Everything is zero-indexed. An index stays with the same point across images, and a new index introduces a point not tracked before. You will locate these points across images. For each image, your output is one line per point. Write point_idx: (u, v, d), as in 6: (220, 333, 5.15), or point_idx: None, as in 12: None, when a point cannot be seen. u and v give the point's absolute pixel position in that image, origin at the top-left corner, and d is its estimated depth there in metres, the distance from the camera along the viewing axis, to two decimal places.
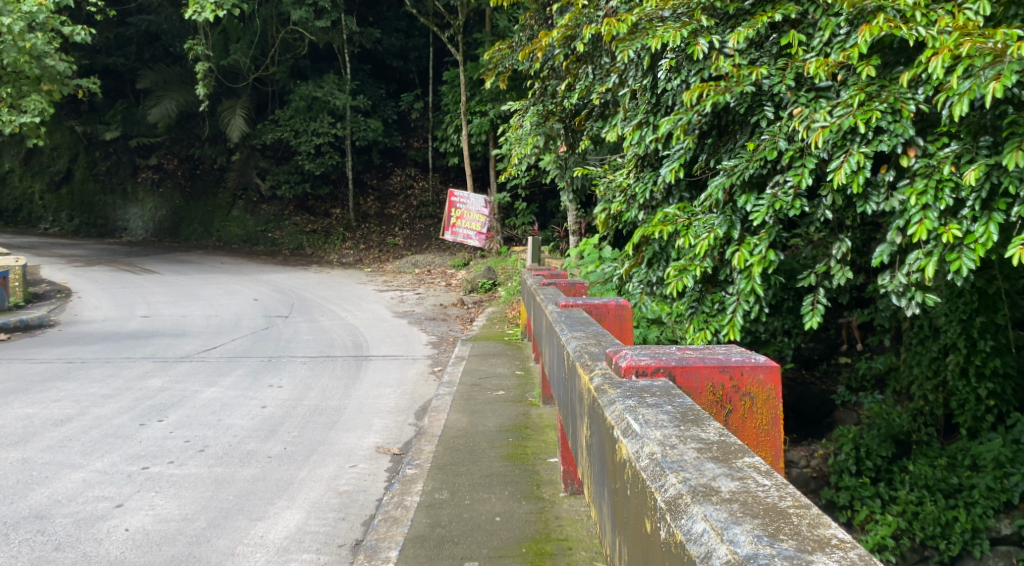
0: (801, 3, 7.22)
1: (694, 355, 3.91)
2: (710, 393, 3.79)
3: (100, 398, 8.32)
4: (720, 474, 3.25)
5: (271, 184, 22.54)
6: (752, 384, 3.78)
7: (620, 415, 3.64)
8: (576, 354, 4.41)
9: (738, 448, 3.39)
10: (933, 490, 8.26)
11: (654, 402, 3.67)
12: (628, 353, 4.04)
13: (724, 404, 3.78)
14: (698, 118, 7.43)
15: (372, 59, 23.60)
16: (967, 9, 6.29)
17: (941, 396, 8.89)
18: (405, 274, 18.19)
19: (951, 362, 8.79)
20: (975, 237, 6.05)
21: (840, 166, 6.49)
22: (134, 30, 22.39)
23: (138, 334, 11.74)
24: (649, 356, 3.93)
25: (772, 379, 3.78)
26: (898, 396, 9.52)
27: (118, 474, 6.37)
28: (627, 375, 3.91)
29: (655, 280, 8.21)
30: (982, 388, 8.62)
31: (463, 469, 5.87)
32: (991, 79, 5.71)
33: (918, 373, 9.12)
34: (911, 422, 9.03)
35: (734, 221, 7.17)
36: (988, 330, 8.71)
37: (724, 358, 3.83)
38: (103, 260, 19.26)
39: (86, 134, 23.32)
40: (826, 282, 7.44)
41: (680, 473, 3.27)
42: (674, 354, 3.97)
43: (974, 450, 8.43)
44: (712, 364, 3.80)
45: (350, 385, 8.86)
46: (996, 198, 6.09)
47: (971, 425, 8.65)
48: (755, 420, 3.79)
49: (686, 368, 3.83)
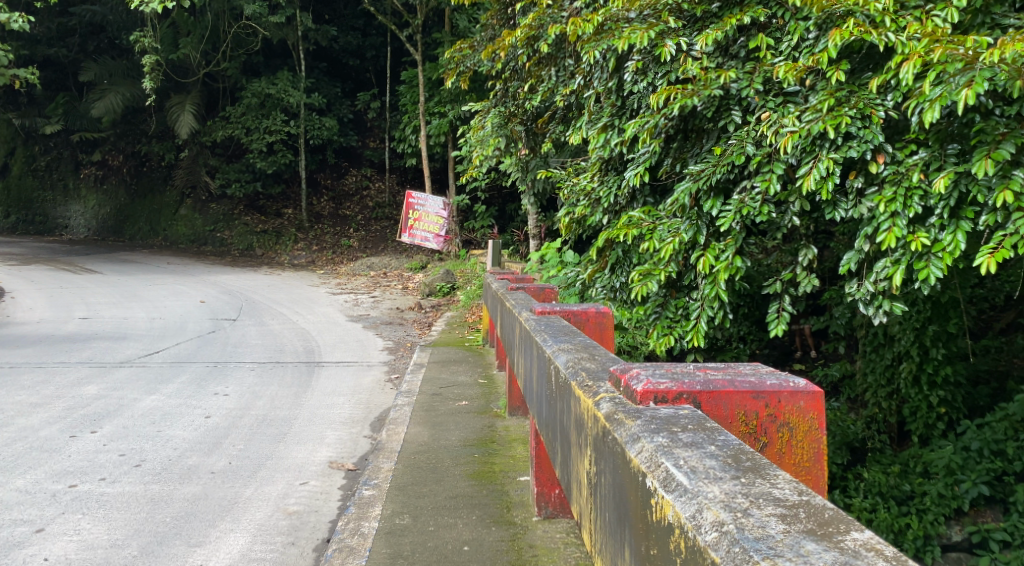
0: (769, 6, 6.87)
1: (720, 378, 3.53)
2: (742, 423, 3.45)
3: (27, 407, 7.80)
4: (835, 562, 2.75)
5: (220, 182, 21.92)
6: (792, 412, 3.44)
7: (653, 457, 3.19)
8: (571, 371, 4.03)
9: (834, 517, 2.91)
10: (887, 497, 7.89)
11: (692, 441, 3.22)
12: (641, 374, 3.62)
13: (758, 435, 3.44)
14: (665, 122, 7.03)
15: (328, 56, 23.12)
16: (935, 16, 5.99)
17: (894, 404, 8.62)
18: (360, 276, 17.71)
19: (904, 371, 8.48)
20: (942, 246, 5.75)
21: (809, 172, 6.17)
22: (77, 21, 21.76)
23: (76, 337, 11.20)
24: (668, 379, 3.52)
25: (814, 407, 3.45)
26: (853, 403, 9.23)
27: (41, 494, 5.89)
28: (644, 401, 3.49)
29: (618, 285, 7.91)
30: (933, 396, 8.38)
31: (425, 490, 5.46)
32: (963, 86, 5.41)
33: (871, 381, 8.78)
34: (864, 429, 8.71)
35: (700, 226, 6.83)
36: (941, 339, 8.43)
37: (758, 382, 3.49)
38: (40, 259, 18.56)
39: (24, 126, 22.39)
40: (791, 289, 7.10)
41: (776, 560, 2.76)
42: (695, 375, 3.57)
43: (925, 457, 8.14)
44: (744, 389, 3.45)
45: (301, 393, 8.41)
46: (964, 207, 5.81)
47: (923, 432, 8.42)
48: (795, 454, 3.46)
49: (715, 394, 3.45)
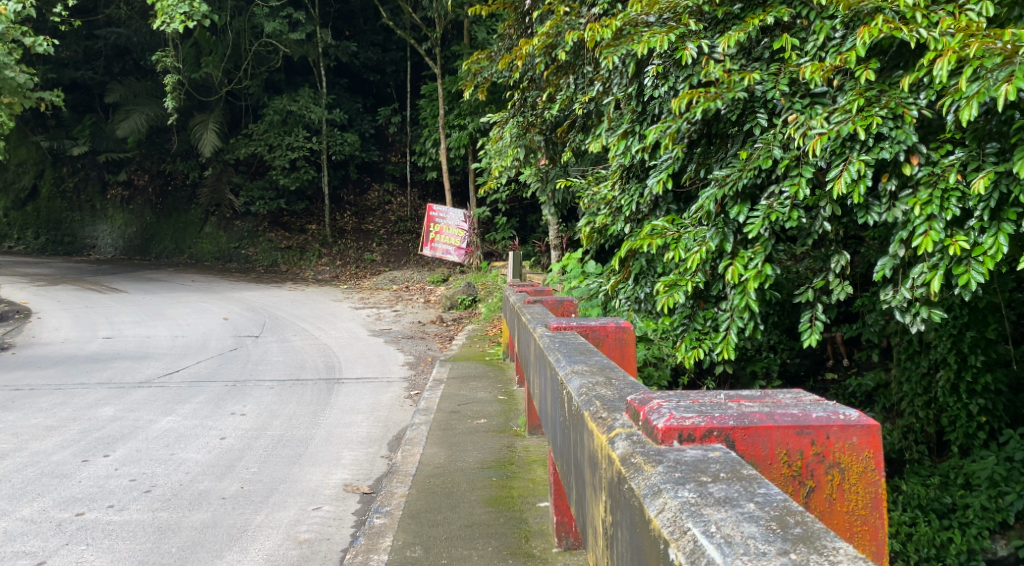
0: (793, 5, 6.58)
1: (756, 411, 3.29)
2: (784, 464, 3.23)
3: (42, 431, 7.61)
4: None
5: (244, 200, 21.83)
6: (843, 450, 3.22)
7: (679, 522, 2.96)
8: (584, 400, 3.77)
9: None
10: (927, 510, 7.61)
11: (728, 500, 2.99)
12: (662, 406, 3.37)
13: (803, 479, 3.23)
14: (688, 125, 6.74)
15: (348, 72, 22.99)
16: (969, 9, 5.65)
17: (932, 413, 8.24)
18: (382, 290, 17.53)
19: (941, 378, 8.12)
20: (982, 250, 5.45)
21: (839, 174, 5.86)
22: (102, 43, 21.80)
23: (98, 357, 11.00)
24: (694, 414, 3.27)
25: (868, 444, 3.22)
26: (888, 413, 8.87)
27: (47, 523, 5.69)
28: (667, 439, 3.24)
29: (643, 296, 7.56)
30: (973, 404, 8.02)
31: (439, 519, 5.20)
32: (1002, 81, 5.11)
33: (908, 390, 8.46)
34: (901, 439, 8.44)
35: (727, 233, 6.50)
36: (980, 345, 8.05)
37: (801, 416, 3.26)
38: (67, 279, 18.52)
39: (52, 148, 22.37)
40: (824, 297, 6.76)
41: None
42: (727, 407, 3.33)
43: (966, 468, 7.78)
44: (786, 425, 3.23)
45: (320, 411, 8.19)
46: (1006, 207, 5.48)
47: (963, 442, 8.08)
48: (847, 501, 3.25)
49: (751, 431, 3.22)
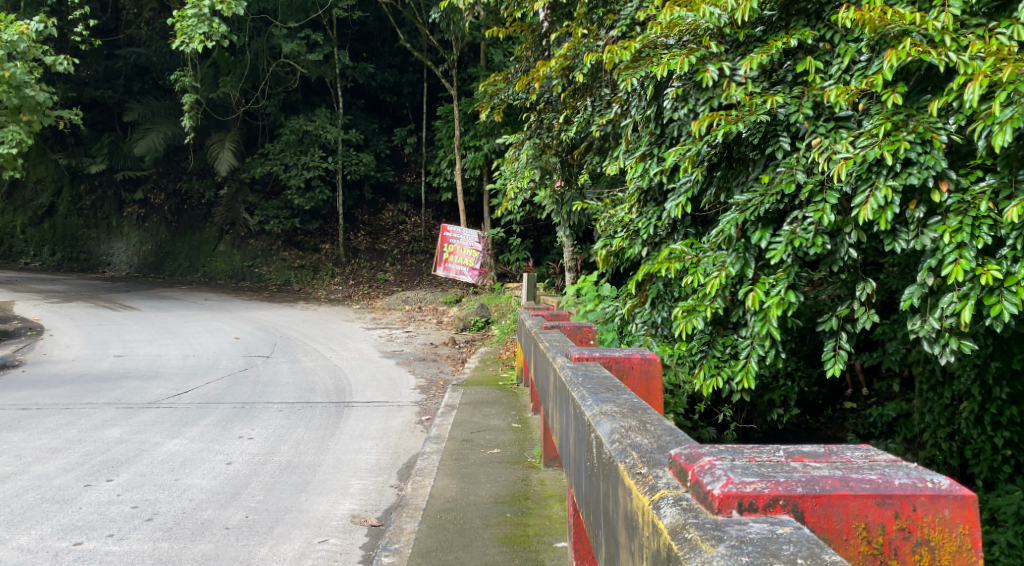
0: (817, 27, 6.34)
1: (829, 477, 3.11)
2: (863, 541, 3.06)
3: (45, 453, 7.41)
4: None
5: (259, 219, 21.74)
6: (932, 525, 3.05)
7: None
8: (618, 450, 3.54)
9: None
10: None
11: None
12: (715, 466, 3.17)
13: (884, 557, 3.06)
14: (708, 148, 6.49)
15: (365, 93, 22.90)
16: (1000, 33, 5.44)
17: (955, 446, 8.02)
18: (394, 311, 17.32)
19: (965, 410, 7.91)
20: (1016, 279, 5.21)
21: (865, 201, 5.60)
22: (122, 62, 21.77)
23: (107, 376, 10.82)
24: (755, 479, 3.08)
25: (961, 517, 3.05)
26: (910, 445, 8.57)
27: (43, 553, 5.47)
28: (725, 508, 3.05)
29: (660, 321, 7.36)
30: (998, 437, 7.74)
31: (452, 559, 4.97)
32: None
33: (931, 421, 8.25)
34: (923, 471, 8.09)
35: (748, 259, 6.27)
36: (1005, 377, 7.71)
37: (883, 484, 3.09)
38: (81, 295, 18.38)
39: (70, 166, 22.35)
40: (848, 325, 6.50)
41: None
42: (792, 471, 3.14)
43: (991, 503, 7.48)
44: (866, 496, 3.05)
45: (329, 437, 7.97)
46: None
47: (988, 476, 7.76)
48: None
49: (824, 502, 3.04)
